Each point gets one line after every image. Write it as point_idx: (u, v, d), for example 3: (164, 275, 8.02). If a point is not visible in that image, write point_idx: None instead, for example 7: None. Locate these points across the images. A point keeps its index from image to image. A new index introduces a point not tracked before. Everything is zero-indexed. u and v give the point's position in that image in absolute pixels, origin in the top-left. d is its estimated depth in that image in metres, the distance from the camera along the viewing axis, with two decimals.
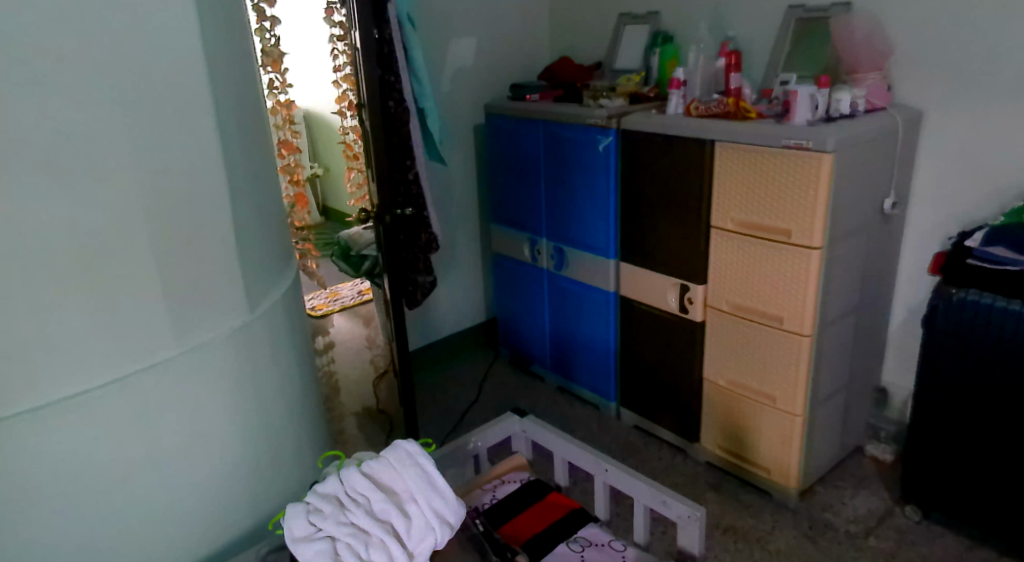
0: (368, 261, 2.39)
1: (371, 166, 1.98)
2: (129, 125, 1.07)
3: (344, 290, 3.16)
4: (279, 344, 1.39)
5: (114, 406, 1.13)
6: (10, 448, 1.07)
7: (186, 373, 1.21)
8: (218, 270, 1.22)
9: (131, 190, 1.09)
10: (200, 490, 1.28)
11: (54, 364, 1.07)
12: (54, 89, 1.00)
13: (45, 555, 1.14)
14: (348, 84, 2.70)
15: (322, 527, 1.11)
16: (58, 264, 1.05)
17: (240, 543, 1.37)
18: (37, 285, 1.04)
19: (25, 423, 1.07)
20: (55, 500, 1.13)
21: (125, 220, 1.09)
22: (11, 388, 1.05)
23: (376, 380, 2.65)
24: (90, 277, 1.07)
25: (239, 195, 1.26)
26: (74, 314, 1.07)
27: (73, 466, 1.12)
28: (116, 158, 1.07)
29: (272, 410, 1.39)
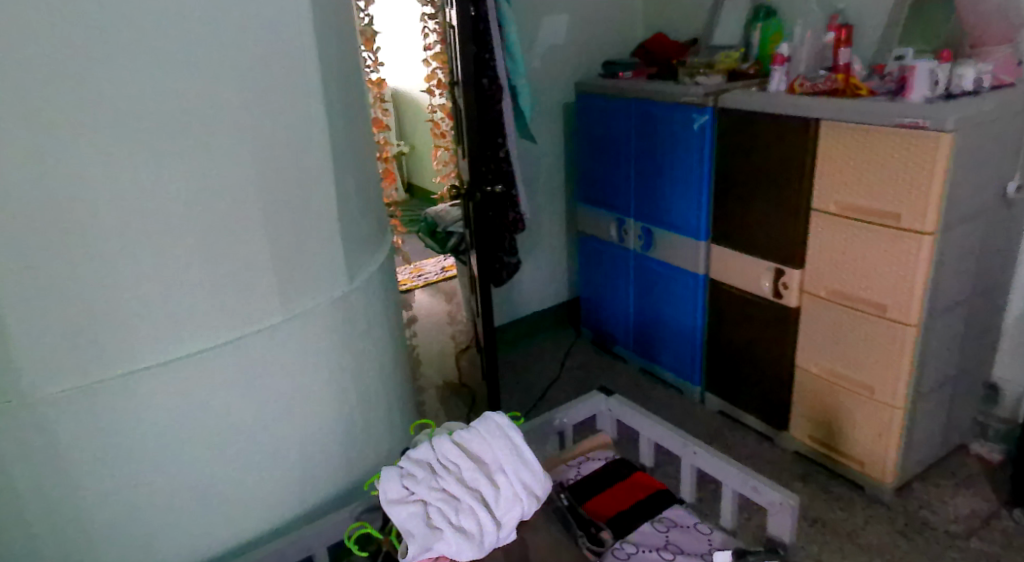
0: (455, 237, 2.45)
1: (463, 143, 2.01)
2: (245, 101, 1.12)
3: (428, 268, 3.57)
4: (374, 314, 1.44)
5: (228, 364, 1.20)
6: (138, 399, 1.14)
7: (291, 338, 1.27)
8: (320, 242, 1.27)
9: (247, 164, 1.14)
10: (298, 450, 1.35)
11: (174, 322, 1.14)
12: (180, 65, 1.05)
13: (161, 503, 1.22)
14: (437, 63, 2.74)
15: (414, 491, 1.14)
16: (178, 231, 1.11)
17: (336, 502, 1.44)
18: (161, 252, 1.10)
19: (150, 376, 1.14)
20: (170, 453, 1.20)
21: (239, 188, 1.14)
22: (135, 348, 1.12)
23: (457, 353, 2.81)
24: (211, 243, 1.14)
25: (343, 169, 1.30)
26: (194, 278, 1.14)
27: (189, 422, 1.20)
28: (232, 132, 1.11)
29: (367, 377, 1.45)
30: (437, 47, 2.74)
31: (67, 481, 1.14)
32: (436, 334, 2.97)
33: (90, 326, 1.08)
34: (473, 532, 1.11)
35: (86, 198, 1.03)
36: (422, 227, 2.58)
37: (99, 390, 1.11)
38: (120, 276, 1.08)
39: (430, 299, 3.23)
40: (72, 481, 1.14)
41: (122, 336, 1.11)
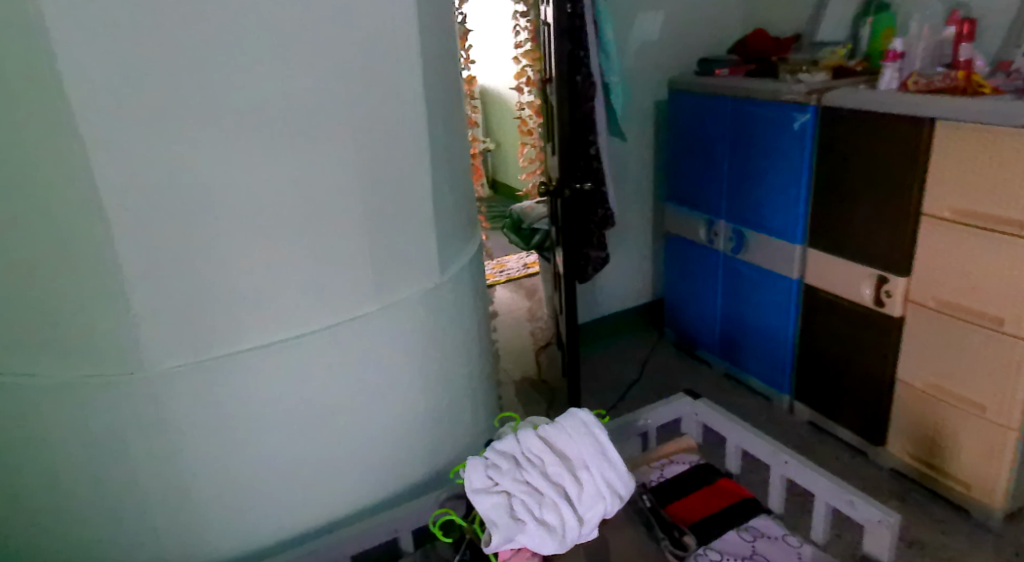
0: (539, 234, 2.46)
1: (555, 140, 2.01)
2: (351, 95, 1.15)
3: (510, 264, 3.59)
4: (462, 307, 1.47)
5: (326, 349, 1.25)
6: (244, 378, 1.19)
7: (384, 327, 1.30)
8: (415, 235, 1.30)
9: (350, 158, 1.17)
10: (387, 436, 1.38)
11: (277, 307, 1.19)
12: (293, 61, 1.08)
13: (259, 479, 1.28)
14: (528, 60, 2.75)
15: (499, 482, 1.15)
16: (284, 220, 1.15)
17: (420, 488, 1.47)
18: (270, 239, 1.15)
19: (256, 356, 1.19)
20: (270, 432, 1.25)
21: (342, 180, 1.18)
22: (240, 330, 1.17)
23: (536, 351, 2.82)
24: (314, 232, 1.18)
25: (439, 164, 1.33)
26: (297, 265, 1.18)
27: (288, 403, 1.25)
28: (338, 126, 1.15)
29: (454, 368, 1.48)
30: (528, 45, 2.74)
31: (177, 452, 1.21)
32: (515, 331, 2.99)
33: (202, 308, 1.13)
34: (556, 527, 1.12)
35: (204, 186, 1.07)
36: (506, 223, 2.60)
37: (207, 368, 1.17)
38: (232, 262, 1.13)
39: (510, 297, 3.26)
40: (180, 453, 1.21)
41: (230, 319, 1.16)
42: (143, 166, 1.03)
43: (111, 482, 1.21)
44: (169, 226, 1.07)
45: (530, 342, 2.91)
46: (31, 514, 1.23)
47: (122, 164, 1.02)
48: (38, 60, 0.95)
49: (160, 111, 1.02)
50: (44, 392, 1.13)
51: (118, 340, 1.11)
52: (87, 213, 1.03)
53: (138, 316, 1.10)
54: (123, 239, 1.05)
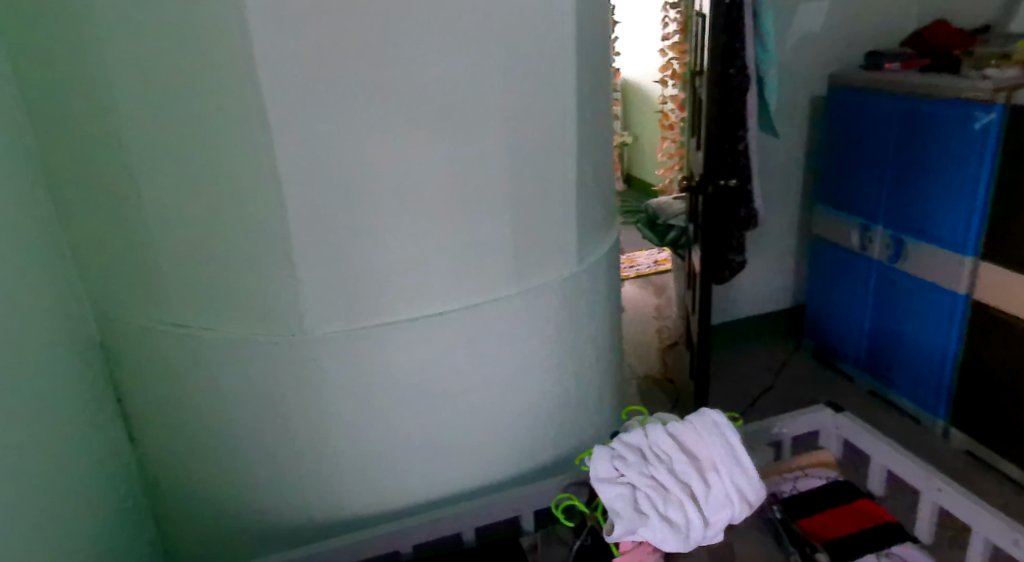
0: (675, 230, 2.40)
1: (701, 134, 1.94)
2: (506, 81, 1.16)
3: (641, 261, 3.54)
4: (596, 297, 1.46)
5: (464, 327, 1.28)
6: (386, 349, 1.24)
7: (519, 311, 1.32)
8: (555, 222, 1.31)
9: (500, 143, 1.19)
10: (515, 418, 1.40)
11: (423, 284, 1.22)
12: (453, 46, 1.10)
13: (393, 449, 1.33)
14: (675, 52, 2.68)
15: (624, 473, 1.13)
16: (435, 201, 1.18)
17: (543, 473, 1.48)
18: (419, 219, 1.18)
19: (399, 330, 1.24)
20: (406, 404, 1.30)
21: (492, 165, 1.19)
22: (387, 304, 1.22)
23: (663, 350, 2.76)
24: (462, 214, 1.20)
25: (584, 152, 1.32)
26: (443, 246, 1.21)
27: (425, 378, 1.29)
28: (491, 111, 1.16)
29: (583, 358, 1.47)
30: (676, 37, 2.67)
31: (322, 416, 1.27)
32: (642, 328, 2.94)
33: (356, 281, 1.18)
34: (680, 525, 1.09)
35: (367, 163, 1.12)
36: (641, 218, 2.55)
37: (356, 338, 1.22)
38: (385, 239, 1.17)
39: (640, 295, 3.21)
40: (324, 417, 1.27)
41: (378, 293, 1.20)
42: (315, 142, 1.08)
43: (261, 439, 1.29)
44: (333, 201, 1.12)
45: (657, 340, 2.85)
46: (191, 462, 1.33)
47: (297, 139, 1.07)
48: (230, 38, 1.02)
49: (332, 90, 1.06)
50: (214, 349, 1.21)
51: (278, 306, 1.18)
52: (261, 185, 1.10)
53: (302, 283, 1.16)
54: (293, 210, 1.11)
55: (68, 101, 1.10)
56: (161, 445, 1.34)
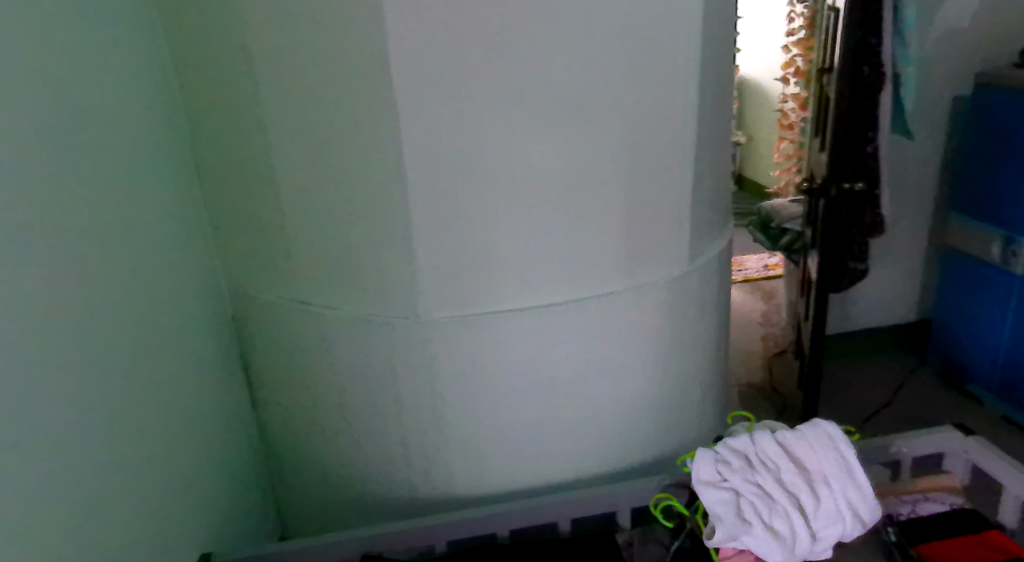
0: (790, 234, 2.30)
1: (828, 134, 1.85)
2: (627, 76, 1.14)
3: (751, 265, 3.42)
4: (705, 298, 1.42)
5: (571, 322, 1.28)
6: (493, 339, 1.26)
7: (627, 308, 1.30)
8: (668, 220, 1.28)
9: (618, 138, 1.18)
10: (616, 415, 1.39)
11: (533, 276, 1.23)
12: (576, 40, 1.10)
13: (495, 437, 1.35)
14: (801, 48, 2.56)
15: (728, 478, 1.10)
16: (550, 193, 1.18)
17: (642, 472, 1.47)
18: (533, 212, 1.19)
19: (508, 320, 1.25)
20: (511, 393, 1.31)
21: (608, 158, 1.18)
22: (497, 293, 1.23)
23: (771, 358, 2.65)
24: (576, 207, 1.20)
25: (702, 150, 1.29)
26: (553, 238, 1.21)
27: (529, 368, 1.30)
28: (611, 106, 1.15)
29: (689, 360, 1.44)
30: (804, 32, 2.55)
31: (429, 399, 1.31)
32: (749, 335, 2.84)
33: (468, 269, 1.21)
34: (785, 537, 1.05)
35: (485, 153, 1.13)
36: (754, 220, 2.46)
37: (465, 325, 1.24)
38: (498, 229, 1.19)
39: (748, 300, 3.10)
40: (430, 401, 1.31)
41: (488, 282, 1.22)
42: (438, 132, 1.10)
43: (370, 417, 1.34)
44: (450, 189, 1.14)
45: (764, 348, 2.75)
46: (306, 432, 1.40)
47: (422, 128, 1.10)
48: (367, 29, 1.04)
49: (456, 80, 1.08)
50: (333, 326, 1.27)
51: (394, 290, 1.22)
52: (385, 172, 1.13)
53: (418, 268, 1.20)
54: (413, 198, 1.14)
55: (217, 86, 1.17)
56: (281, 414, 1.41)
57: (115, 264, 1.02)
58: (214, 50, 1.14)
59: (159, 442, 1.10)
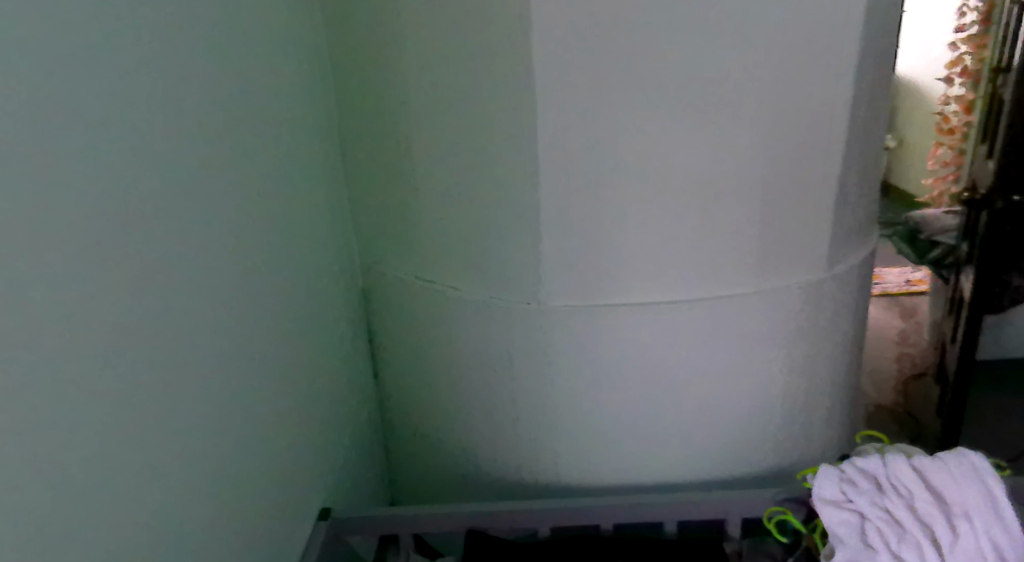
0: (941, 248, 2.12)
1: (999, 140, 1.68)
2: (779, 70, 1.08)
3: (891, 277, 3.20)
4: (841, 308, 1.35)
5: (697, 321, 1.24)
6: (616, 332, 1.24)
7: (757, 311, 1.25)
8: (808, 223, 1.22)
9: (762, 135, 1.12)
10: (735, 421, 1.35)
11: (662, 271, 1.20)
12: (729, 31, 1.05)
13: (608, 431, 1.34)
14: (968, 45, 2.35)
15: (852, 499, 1.03)
16: (687, 188, 1.14)
17: (757, 482, 1.41)
18: (668, 207, 1.15)
19: (631, 314, 1.23)
20: (628, 389, 1.29)
21: (752, 155, 1.13)
22: (622, 287, 1.21)
23: (909, 380, 2.45)
24: (712, 203, 1.16)
25: (853, 151, 1.21)
26: (685, 234, 1.17)
27: (649, 365, 1.27)
28: (758, 101, 1.10)
29: (817, 371, 1.37)
30: (973, 27, 2.34)
31: (545, 387, 1.31)
32: (884, 352, 2.64)
33: (594, 260, 1.19)
34: None
35: (626, 143, 1.11)
36: (900, 230, 2.29)
37: (587, 315, 1.23)
38: (629, 222, 1.16)
39: (886, 314, 2.89)
40: (546, 388, 1.31)
41: (614, 274, 1.20)
42: (580, 120, 1.09)
43: (486, 398, 1.36)
44: (585, 177, 1.13)
45: (902, 368, 2.53)
46: (423, 406, 1.45)
47: (561, 116, 1.09)
48: (523, 18, 1.03)
49: (605, 67, 1.06)
50: (458, 307, 1.29)
51: (520, 276, 1.23)
52: (521, 159, 1.13)
53: (544, 255, 1.19)
54: (546, 186, 1.14)
55: (369, 71, 1.19)
56: (400, 387, 1.46)
57: (279, 238, 1.07)
58: (370, 36, 1.16)
59: (302, 406, 1.16)
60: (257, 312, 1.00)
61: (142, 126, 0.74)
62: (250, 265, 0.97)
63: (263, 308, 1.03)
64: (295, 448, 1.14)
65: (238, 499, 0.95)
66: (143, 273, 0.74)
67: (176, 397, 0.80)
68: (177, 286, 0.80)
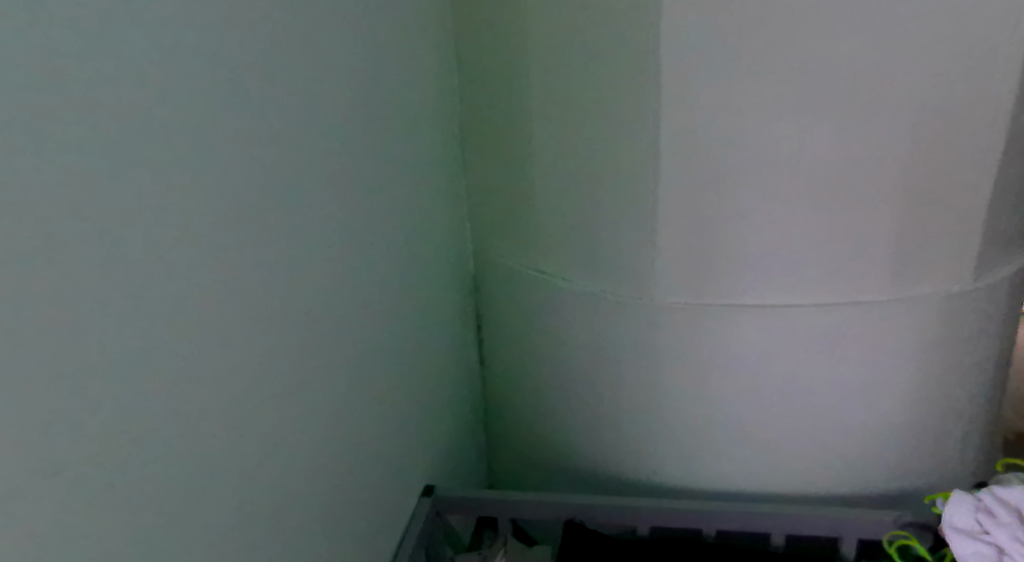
0: None
1: None
2: (931, 63, 1.00)
3: None
4: (985, 323, 1.24)
5: (820, 326, 1.18)
6: (731, 332, 1.20)
7: (888, 319, 1.18)
8: (954, 229, 1.12)
9: (907, 132, 1.04)
10: (856, 435, 1.27)
11: (785, 273, 1.14)
12: (877, 20, 0.97)
13: (717, 434, 1.29)
14: None
15: (990, 531, 1.00)
16: (818, 187, 1.08)
17: (876, 501, 1.33)
18: (796, 205, 1.09)
19: (748, 314, 1.18)
20: (742, 391, 1.25)
21: (893, 153, 1.05)
22: (740, 286, 1.16)
23: None
24: (845, 204, 1.09)
25: (1012, 152, 1.10)
26: (812, 235, 1.11)
27: (766, 369, 1.22)
28: (905, 96, 1.02)
29: (952, 389, 1.27)
30: None
31: (654, 384, 1.28)
32: None
33: (712, 257, 1.15)
34: None
35: (756, 139, 1.05)
36: None
37: (701, 313, 1.19)
38: (753, 219, 1.11)
39: None
40: (654, 385, 1.28)
41: (734, 272, 1.15)
42: (708, 114, 1.05)
43: (592, 391, 1.34)
44: (709, 173, 1.09)
45: None
46: (527, 396, 1.44)
47: (687, 107, 1.05)
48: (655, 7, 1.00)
49: (739, 60, 1.01)
50: (566, 299, 1.27)
51: (634, 270, 1.20)
52: (643, 150, 1.10)
53: (660, 249, 1.16)
54: (667, 178, 1.10)
55: (493, 60, 1.18)
56: (505, 374, 1.46)
57: (398, 223, 1.09)
58: (494, 20, 1.14)
59: (405, 387, 1.17)
60: (372, 293, 1.02)
61: (288, 114, 0.77)
62: (364, 245, 0.99)
63: (380, 291, 1.06)
64: (403, 426, 1.17)
65: (348, 470, 0.99)
66: (281, 255, 0.78)
67: (301, 374, 0.84)
68: (305, 266, 0.84)
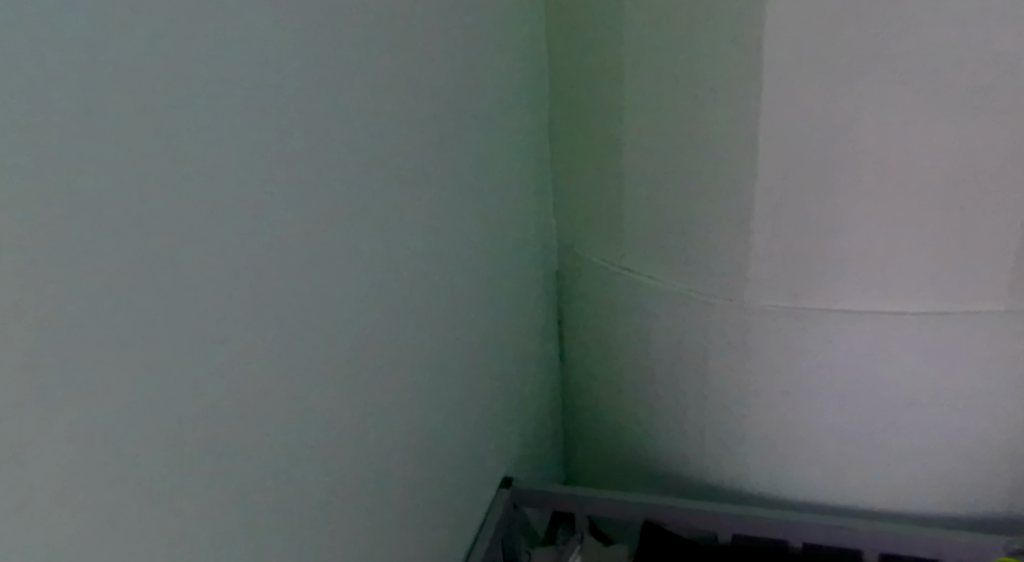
0: None
1: None
2: None
3: None
4: None
5: (923, 336, 1.11)
6: (825, 338, 1.15)
7: (1001, 334, 1.10)
8: None
9: None
10: (958, 454, 1.20)
11: (885, 279, 1.09)
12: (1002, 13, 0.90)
13: (807, 443, 1.25)
14: None
15: None
16: (925, 190, 1.02)
17: (979, 524, 1.25)
18: (901, 208, 1.03)
19: (845, 321, 1.13)
20: (834, 402, 1.20)
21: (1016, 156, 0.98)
22: (837, 291, 1.11)
23: None
24: (955, 209, 1.02)
25: None
26: (917, 241, 1.05)
27: (861, 379, 1.17)
28: None
29: None
30: None
31: (740, 390, 1.24)
32: None
33: (808, 260, 1.10)
34: None
35: (858, 139, 1.00)
36: None
37: (794, 318, 1.15)
38: (854, 222, 1.06)
39: None
40: (741, 391, 1.24)
41: (831, 277, 1.11)
42: (809, 112, 1.00)
43: (675, 393, 1.32)
44: (805, 173, 1.04)
45: None
46: (607, 394, 1.43)
47: (787, 104, 1.01)
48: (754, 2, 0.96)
49: (844, 56, 0.96)
50: (652, 298, 1.25)
51: (724, 271, 1.16)
52: (738, 148, 1.06)
53: (753, 251, 1.12)
54: (762, 178, 1.07)
55: (585, 57, 1.16)
56: (586, 371, 1.45)
57: (484, 219, 1.10)
58: (589, 15, 1.12)
59: (487, 380, 1.19)
60: (457, 287, 1.03)
61: (376, 118, 0.79)
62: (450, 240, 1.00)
63: (465, 285, 1.07)
64: (482, 418, 1.19)
65: (427, 460, 1.01)
66: (367, 253, 0.80)
67: (386, 364, 0.87)
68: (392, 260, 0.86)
